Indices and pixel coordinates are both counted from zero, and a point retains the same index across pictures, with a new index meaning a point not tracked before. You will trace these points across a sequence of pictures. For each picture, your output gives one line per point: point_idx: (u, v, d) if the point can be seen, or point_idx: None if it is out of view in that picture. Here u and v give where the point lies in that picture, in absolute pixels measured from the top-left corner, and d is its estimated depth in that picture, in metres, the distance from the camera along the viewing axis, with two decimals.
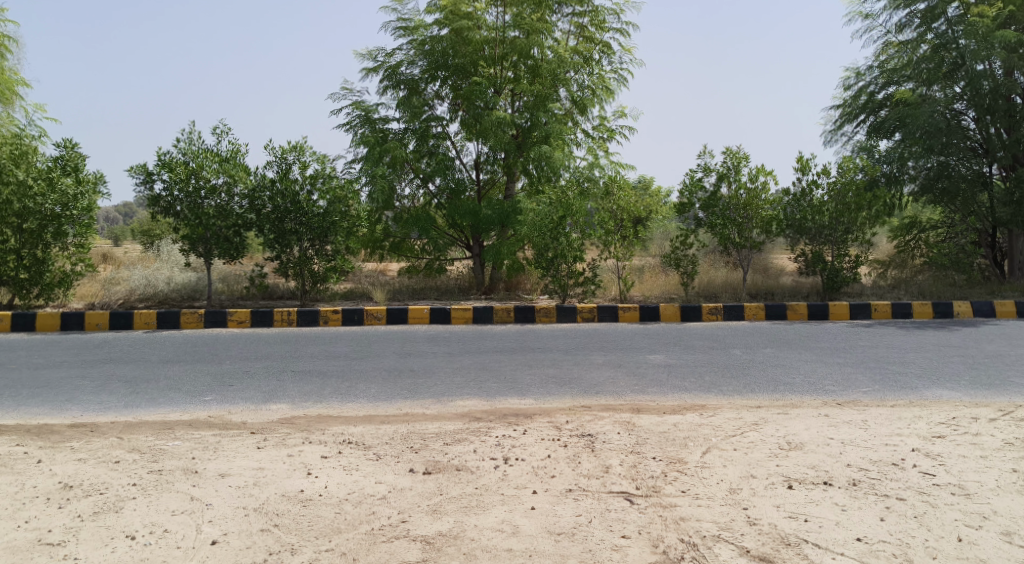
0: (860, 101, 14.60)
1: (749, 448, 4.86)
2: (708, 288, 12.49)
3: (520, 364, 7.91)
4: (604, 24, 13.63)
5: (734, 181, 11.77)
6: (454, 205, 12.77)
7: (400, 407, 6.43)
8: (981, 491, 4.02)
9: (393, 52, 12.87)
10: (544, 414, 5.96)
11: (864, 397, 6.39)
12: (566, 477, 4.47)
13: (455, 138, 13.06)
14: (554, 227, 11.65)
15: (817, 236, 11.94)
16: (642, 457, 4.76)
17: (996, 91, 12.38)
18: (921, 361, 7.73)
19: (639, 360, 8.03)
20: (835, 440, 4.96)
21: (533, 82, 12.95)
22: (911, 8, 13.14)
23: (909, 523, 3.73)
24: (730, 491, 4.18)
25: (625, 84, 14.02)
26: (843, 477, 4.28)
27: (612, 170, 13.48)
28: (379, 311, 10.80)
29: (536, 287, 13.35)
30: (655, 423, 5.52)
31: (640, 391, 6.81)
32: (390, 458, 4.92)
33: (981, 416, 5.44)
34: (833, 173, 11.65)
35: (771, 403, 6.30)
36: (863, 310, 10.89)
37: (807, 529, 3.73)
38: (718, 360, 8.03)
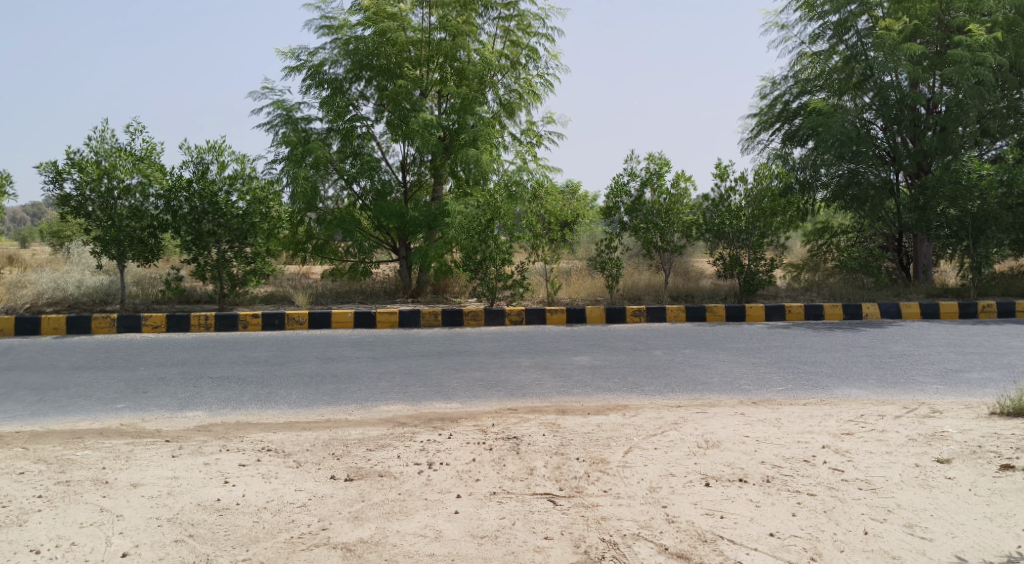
0: (776, 110, 14.89)
1: (669, 446, 4.96)
2: (632, 291, 12.73)
3: (446, 368, 7.88)
4: (530, 29, 13.71)
5: (657, 186, 12.00)
6: (379, 207, 12.60)
7: (322, 413, 6.33)
8: (886, 486, 4.19)
9: (316, 52, 12.67)
10: (469, 417, 5.95)
11: (778, 396, 6.60)
12: (490, 481, 4.48)
13: (381, 139, 12.92)
14: (482, 230, 11.67)
15: (735, 240, 12.29)
16: (566, 458, 4.80)
17: (902, 101, 12.92)
18: (832, 361, 8.02)
19: (564, 362, 8.11)
20: (750, 438, 5.10)
21: (459, 84, 12.92)
22: (824, 20, 13.68)
23: (819, 518, 3.86)
24: (650, 490, 4.26)
25: (551, 88, 14.13)
26: (757, 474, 4.41)
27: (540, 173, 13.55)
28: (301, 315, 10.63)
29: (464, 290, 13.32)
30: (580, 424, 5.58)
31: (565, 393, 6.87)
32: (311, 464, 4.84)
33: (887, 414, 5.69)
34: (749, 181, 11.98)
35: (691, 403, 6.44)
36: (778, 312, 11.25)
37: (723, 525, 3.82)
38: (640, 361, 8.17)
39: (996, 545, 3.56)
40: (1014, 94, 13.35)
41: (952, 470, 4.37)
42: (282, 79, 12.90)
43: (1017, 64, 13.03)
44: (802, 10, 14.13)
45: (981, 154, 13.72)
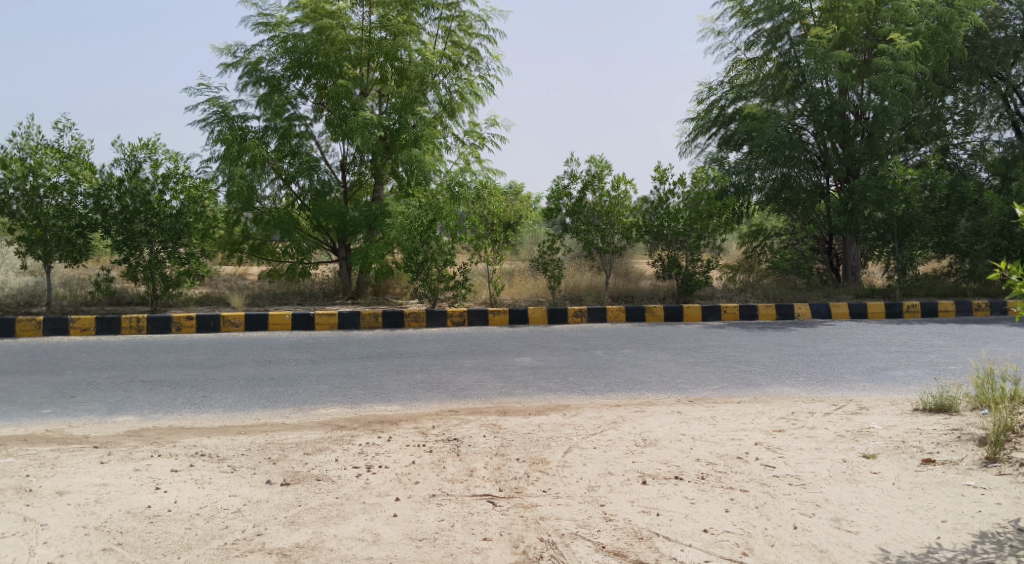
0: (712, 115, 15.10)
1: (608, 445, 5.02)
2: (574, 292, 12.84)
3: (386, 370, 7.82)
4: (472, 30, 13.72)
5: (597, 189, 12.13)
6: (318, 207, 12.43)
7: (258, 416, 6.22)
8: (815, 481, 4.32)
9: (253, 49, 12.44)
10: (409, 420, 5.92)
11: (714, 395, 6.74)
12: (430, 483, 4.46)
13: (320, 138, 12.74)
14: (423, 231, 11.61)
15: (672, 241, 12.50)
16: (506, 459, 4.82)
17: (832, 108, 13.22)
18: (765, 360, 8.22)
19: (505, 363, 8.13)
20: (686, 436, 5.20)
21: (400, 83, 12.84)
22: (758, 27, 14.05)
23: (751, 514, 3.95)
24: (588, 489, 4.30)
25: (492, 90, 14.16)
26: (693, 472, 4.50)
27: (483, 175, 13.54)
28: (237, 316, 10.42)
29: (405, 291, 13.24)
30: (521, 425, 5.60)
31: (506, 393, 6.90)
32: (246, 469, 4.75)
33: (817, 411, 5.86)
34: (687, 183, 12.21)
35: (629, 402, 6.53)
36: (715, 312, 11.48)
37: (658, 522, 3.88)
38: (581, 362, 8.24)
39: (917, 536, 3.68)
40: (937, 102, 14.03)
41: (876, 465, 4.52)
42: (218, 76, 12.64)
43: (939, 73, 13.54)
44: (737, 17, 14.46)
45: (906, 160, 14.35)
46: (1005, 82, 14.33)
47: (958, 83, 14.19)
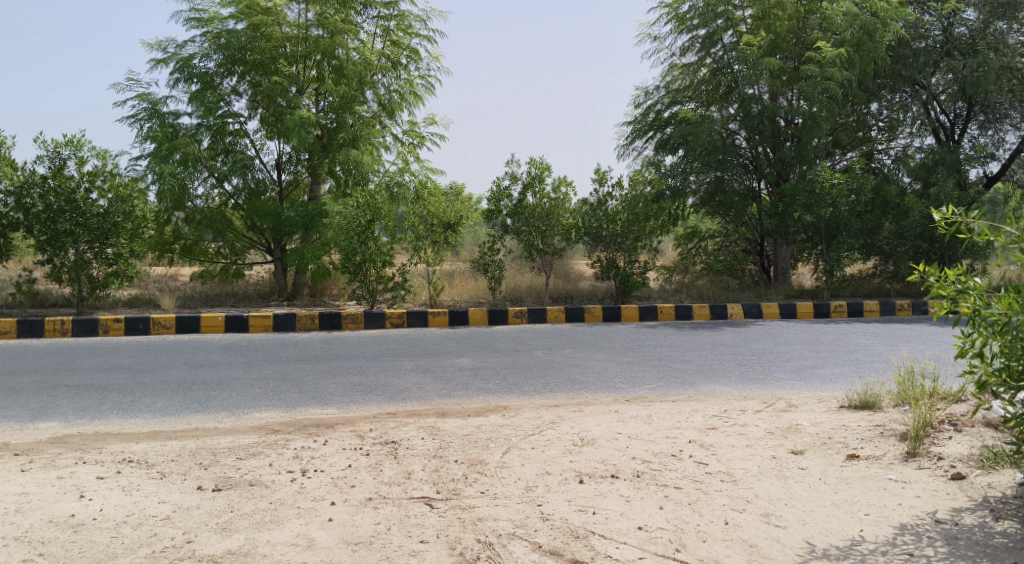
0: (648, 119, 15.33)
1: (546, 445, 5.05)
2: (514, 293, 12.88)
3: (323, 373, 7.72)
4: (410, 29, 13.64)
5: (538, 190, 12.19)
6: (252, 206, 12.20)
7: (190, 421, 6.07)
8: (745, 478, 4.43)
9: (185, 44, 12.15)
10: (346, 423, 5.85)
11: (650, 394, 6.84)
12: (366, 487, 4.42)
13: (254, 136, 12.49)
14: (361, 231, 11.49)
15: (611, 243, 12.64)
16: (444, 461, 4.81)
17: (763, 114, 13.63)
18: (699, 360, 8.39)
19: (444, 365, 8.10)
20: (623, 434, 5.27)
21: (338, 82, 12.70)
22: (692, 33, 14.36)
23: (684, 510, 4.03)
24: (526, 489, 4.32)
25: (431, 90, 14.12)
26: (628, 470, 4.57)
27: (422, 175, 13.49)
28: (168, 319, 10.17)
29: (343, 293, 13.07)
30: (460, 427, 5.59)
31: (444, 395, 6.88)
32: (176, 475, 4.63)
33: (748, 409, 6.00)
34: (625, 186, 12.38)
35: (568, 402, 6.58)
36: (651, 312, 11.66)
37: (594, 521, 3.93)
38: (520, 362, 8.28)
39: (842, 528, 3.80)
40: (862, 109, 14.54)
41: (804, 461, 4.66)
42: (148, 71, 12.30)
43: (864, 81, 14.02)
44: (673, 23, 14.72)
45: (833, 164, 14.84)
46: (926, 90, 14.84)
47: (882, 91, 14.73)
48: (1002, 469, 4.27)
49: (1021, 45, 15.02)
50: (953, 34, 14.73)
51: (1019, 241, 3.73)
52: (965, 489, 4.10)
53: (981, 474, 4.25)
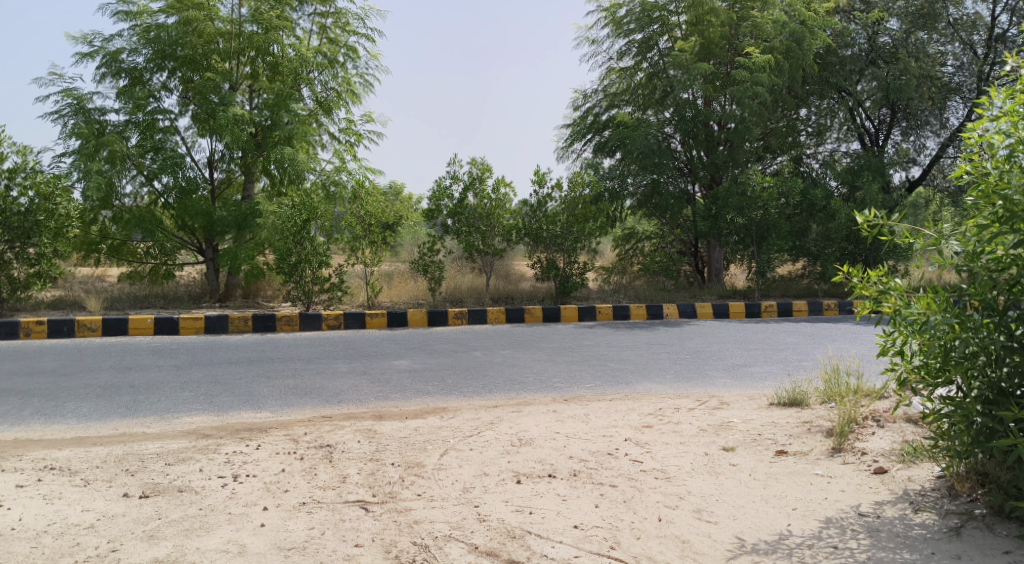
0: (587, 122, 15.47)
1: (483, 446, 5.05)
2: (454, 294, 12.85)
3: (258, 376, 7.56)
4: (348, 27, 13.48)
5: (479, 191, 12.18)
6: (182, 205, 11.85)
7: (116, 426, 5.88)
8: (679, 474, 4.50)
9: (112, 38, 11.79)
10: (280, 427, 5.75)
11: (588, 394, 6.90)
12: (299, 491, 4.35)
13: (186, 133, 12.19)
14: (297, 231, 11.30)
15: (551, 244, 12.73)
16: (380, 464, 4.76)
17: (696, 118, 13.85)
18: (635, 359, 8.51)
19: (382, 367, 8.03)
20: (560, 434, 5.30)
21: (273, 79, 12.46)
22: (629, 38, 14.58)
23: (619, 508, 4.08)
24: (463, 490, 4.32)
25: (369, 88, 13.98)
26: (565, 469, 4.60)
27: (360, 174, 13.34)
28: (94, 322, 9.84)
29: (277, 293, 12.85)
30: (396, 429, 5.54)
31: (382, 397, 6.82)
32: (101, 482, 4.48)
33: (683, 407, 6.11)
34: (564, 187, 12.47)
35: (506, 402, 6.60)
36: (590, 312, 11.77)
37: (531, 521, 3.94)
38: (459, 363, 8.26)
39: (771, 523, 3.90)
40: (792, 114, 14.99)
41: (735, 458, 4.76)
42: (73, 65, 11.88)
43: (793, 87, 14.42)
44: (610, 27, 14.88)
45: (764, 168, 15.21)
46: (852, 97, 15.31)
47: (810, 97, 15.20)
48: (921, 462, 4.44)
49: (942, 54, 15.67)
50: (877, 43, 15.21)
51: (937, 243, 3.88)
52: (886, 483, 4.25)
53: (902, 469, 4.41)
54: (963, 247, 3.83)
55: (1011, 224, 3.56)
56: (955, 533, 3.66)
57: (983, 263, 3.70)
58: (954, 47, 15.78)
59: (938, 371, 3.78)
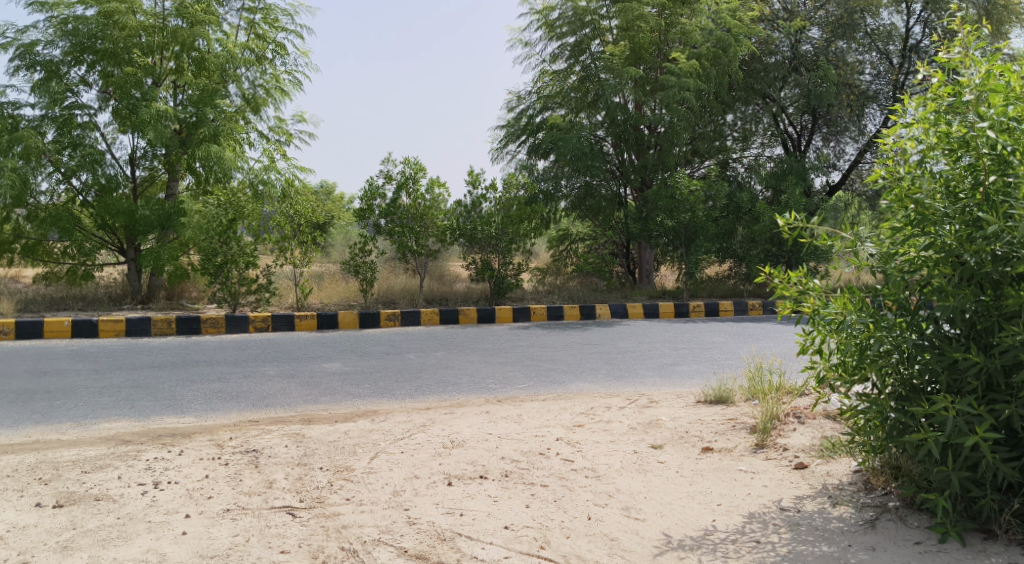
0: (521, 123, 15.52)
1: (414, 449, 5.02)
2: (387, 295, 12.72)
3: (181, 380, 7.35)
4: (277, 23, 13.22)
5: (412, 191, 12.10)
6: (102, 203, 11.44)
7: (28, 433, 5.63)
8: (609, 473, 4.55)
9: (26, 29, 11.31)
10: (204, 432, 5.60)
11: (520, 394, 6.93)
12: (224, 497, 4.24)
13: (106, 129, 11.79)
14: (223, 231, 11.05)
15: (486, 245, 12.73)
16: (308, 469, 4.68)
17: (627, 122, 14.13)
18: (568, 359, 8.58)
19: (311, 370, 7.90)
20: (492, 435, 5.30)
21: (198, 74, 12.21)
22: (562, 41, 14.69)
23: (550, 507, 4.11)
24: (393, 494, 4.28)
25: (299, 86, 13.74)
26: (496, 470, 4.60)
27: (289, 173, 13.10)
28: (6, 324, 9.42)
29: (203, 295, 12.50)
30: (325, 433, 5.45)
31: (312, 400, 6.71)
32: (12, 492, 4.28)
33: (613, 406, 6.18)
34: (499, 189, 12.49)
35: (439, 404, 6.56)
36: (524, 313, 11.80)
37: (461, 523, 3.93)
38: (391, 365, 8.19)
39: (696, 519, 3.97)
40: (719, 119, 15.34)
41: (663, 455, 4.84)
42: None
43: (720, 93, 14.78)
44: (543, 30, 14.98)
45: (692, 172, 15.49)
46: (776, 103, 15.88)
47: (736, 103, 15.62)
48: (839, 457, 4.59)
49: (860, 63, 16.28)
50: (799, 51, 15.68)
51: (853, 245, 4.02)
52: (806, 478, 4.38)
53: (821, 464, 4.56)
54: (878, 249, 3.97)
55: (922, 227, 3.69)
56: (870, 525, 3.78)
57: (897, 264, 3.82)
58: (872, 56, 16.40)
59: (854, 368, 3.92)
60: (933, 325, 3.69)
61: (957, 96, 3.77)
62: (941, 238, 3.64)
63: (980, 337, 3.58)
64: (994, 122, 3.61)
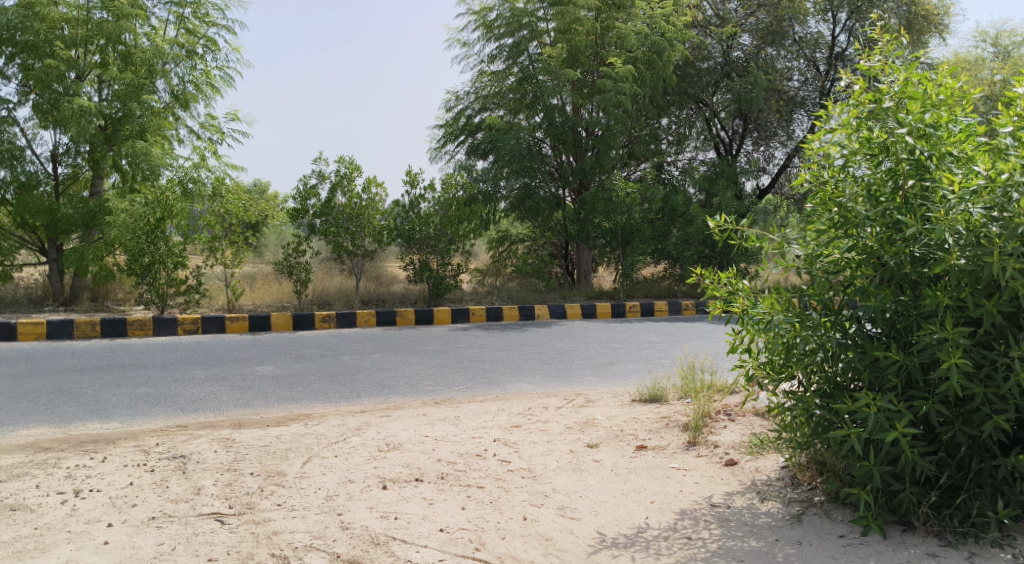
0: (460, 123, 15.48)
1: (348, 453, 4.95)
2: (323, 296, 12.52)
3: (106, 384, 7.10)
4: (208, 18, 12.91)
5: (347, 190, 11.95)
6: (22, 201, 11.01)
7: None
8: (545, 473, 4.57)
9: None
10: (130, 438, 5.42)
11: (458, 396, 6.90)
12: (149, 505, 4.11)
13: (26, 124, 11.35)
14: (150, 231, 10.69)
15: (424, 246, 12.65)
16: (238, 474, 4.57)
17: (565, 124, 14.20)
18: (506, 359, 8.59)
19: (242, 373, 7.72)
20: (429, 437, 5.27)
21: (124, 70, 11.78)
22: (500, 42, 14.71)
23: (485, 509, 4.09)
24: (326, 498, 4.21)
25: (231, 82, 13.46)
26: (432, 473, 4.57)
27: (221, 171, 12.80)
28: None
29: (129, 296, 12.00)
30: (256, 438, 5.33)
31: (243, 404, 6.56)
32: None
33: (551, 406, 6.21)
34: (437, 189, 12.44)
35: (374, 407, 6.49)
36: (462, 314, 11.76)
37: (396, 526, 3.89)
38: (326, 368, 8.07)
39: (630, 518, 4.01)
40: (654, 123, 15.55)
41: (599, 454, 4.89)
42: None
43: (655, 97, 15.01)
44: (481, 30, 14.97)
45: (629, 175, 15.70)
46: (709, 108, 16.26)
47: (671, 107, 15.88)
48: (766, 453, 4.70)
49: (789, 70, 16.74)
50: (731, 56, 15.93)
51: (780, 247, 4.14)
52: (736, 474, 4.47)
53: (750, 460, 4.66)
54: (803, 251, 4.10)
55: (845, 229, 3.81)
56: (797, 520, 3.88)
57: (821, 266, 3.95)
58: (800, 63, 16.89)
59: (781, 367, 4.05)
60: (856, 324, 3.81)
61: (878, 103, 3.85)
62: (863, 240, 3.77)
63: (899, 336, 3.71)
64: (912, 128, 3.75)
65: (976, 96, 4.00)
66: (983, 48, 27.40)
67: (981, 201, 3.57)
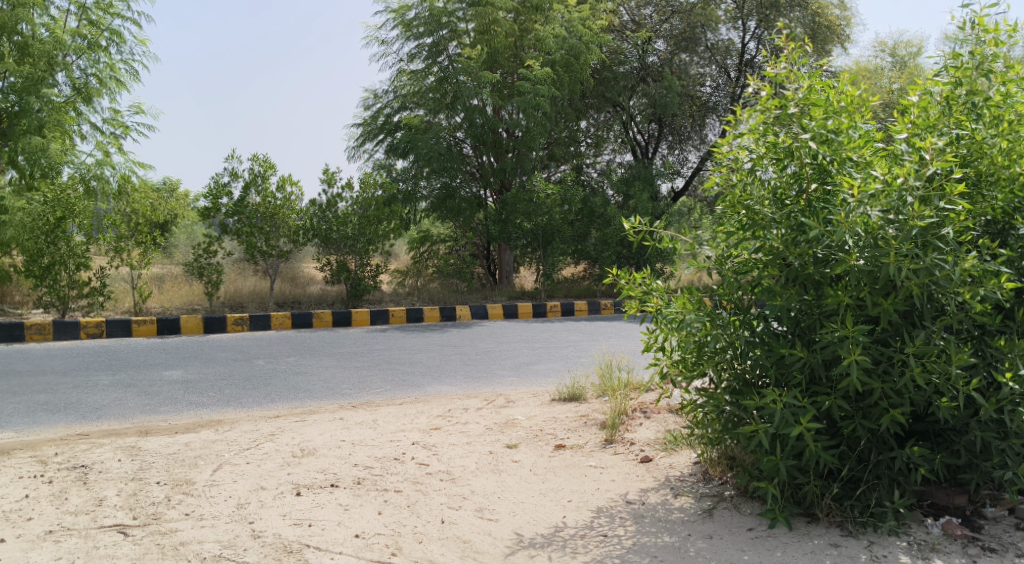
0: (378, 122, 15.30)
1: (261, 459, 4.82)
2: (235, 297, 12.19)
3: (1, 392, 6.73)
4: (111, 9, 12.40)
5: (261, 189, 11.66)
6: None
7: None
8: (463, 475, 4.55)
9: None
10: (26, 448, 5.15)
11: (376, 399, 6.81)
12: (46, 518, 3.91)
13: None
14: (50, 230, 10.18)
15: (341, 246, 12.48)
16: (144, 484, 4.40)
17: (486, 125, 14.20)
18: (426, 361, 8.53)
19: (150, 378, 7.43)
20: (346, 442, 5.18)
21: (21, 61, 11.21)
22: (419, 41, 14.58)
23: (402, 513, 4.05)
24: (237, 507, 4.09)
25: (137, 76, 12.96)
26: (348, 478, 4.49)
27: (126, 169, 12.32)
28: None
29: (27, 299, 11.41)
30: (164, 445, 5.14)
31: (150, 411, 6.32)
32: None
33: (470, 407, 6.20)
34: (355, 188, 12.27)
35: (290, 412, 6.35)
36: (381, 315, 11.63)
37: (309, 534, 3.81)
38: (240, 372, 7.85)
39: (547, 517, 4.03)
40: (573, 126, 15.68)
41: (518, 455, 4.90)
42: None
43: (573, 99, 15.12)
44: (399, 29, 14.81)
45: (549, 176, 15.81)
46: (625, 111, 16.55)
47: (590, 110, 16.03)
48: (679, 449, 4.81)
49: (701, 76, 17.18)
50: (647, 62, 16.47)
51: (691, 248, 4.25)
52: (650, 471, 4.55)
53: (664, 457, 4.75)
54: (714, 252, 4.22)
55: (752, 231, 3.92)
56: (708, 514, 3.98)
57: (731, 266, 4.08)
58: (712, 69, 17.28)
59: (692, 365, 4.15)
60: (762, 323, 3.93)
61: (784, 109, 3.96)
62: (769, 241, 3.88)
63: (803, 334, 3.86)
64: (816, 134, 3.87)
65: (874, 104, 4.18)
66: (881, 57, 28.75)
67: (878, 205, 3.66)
